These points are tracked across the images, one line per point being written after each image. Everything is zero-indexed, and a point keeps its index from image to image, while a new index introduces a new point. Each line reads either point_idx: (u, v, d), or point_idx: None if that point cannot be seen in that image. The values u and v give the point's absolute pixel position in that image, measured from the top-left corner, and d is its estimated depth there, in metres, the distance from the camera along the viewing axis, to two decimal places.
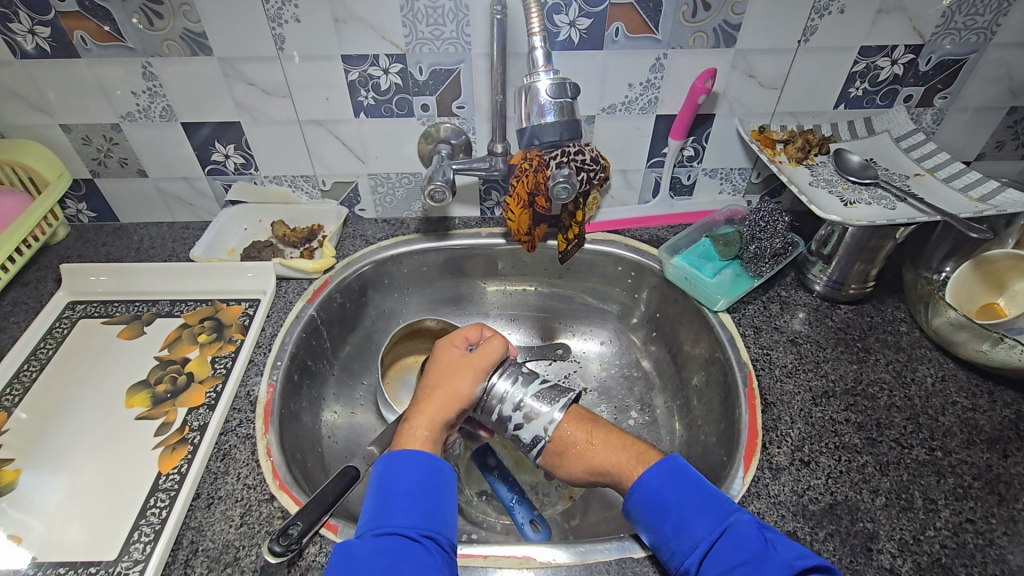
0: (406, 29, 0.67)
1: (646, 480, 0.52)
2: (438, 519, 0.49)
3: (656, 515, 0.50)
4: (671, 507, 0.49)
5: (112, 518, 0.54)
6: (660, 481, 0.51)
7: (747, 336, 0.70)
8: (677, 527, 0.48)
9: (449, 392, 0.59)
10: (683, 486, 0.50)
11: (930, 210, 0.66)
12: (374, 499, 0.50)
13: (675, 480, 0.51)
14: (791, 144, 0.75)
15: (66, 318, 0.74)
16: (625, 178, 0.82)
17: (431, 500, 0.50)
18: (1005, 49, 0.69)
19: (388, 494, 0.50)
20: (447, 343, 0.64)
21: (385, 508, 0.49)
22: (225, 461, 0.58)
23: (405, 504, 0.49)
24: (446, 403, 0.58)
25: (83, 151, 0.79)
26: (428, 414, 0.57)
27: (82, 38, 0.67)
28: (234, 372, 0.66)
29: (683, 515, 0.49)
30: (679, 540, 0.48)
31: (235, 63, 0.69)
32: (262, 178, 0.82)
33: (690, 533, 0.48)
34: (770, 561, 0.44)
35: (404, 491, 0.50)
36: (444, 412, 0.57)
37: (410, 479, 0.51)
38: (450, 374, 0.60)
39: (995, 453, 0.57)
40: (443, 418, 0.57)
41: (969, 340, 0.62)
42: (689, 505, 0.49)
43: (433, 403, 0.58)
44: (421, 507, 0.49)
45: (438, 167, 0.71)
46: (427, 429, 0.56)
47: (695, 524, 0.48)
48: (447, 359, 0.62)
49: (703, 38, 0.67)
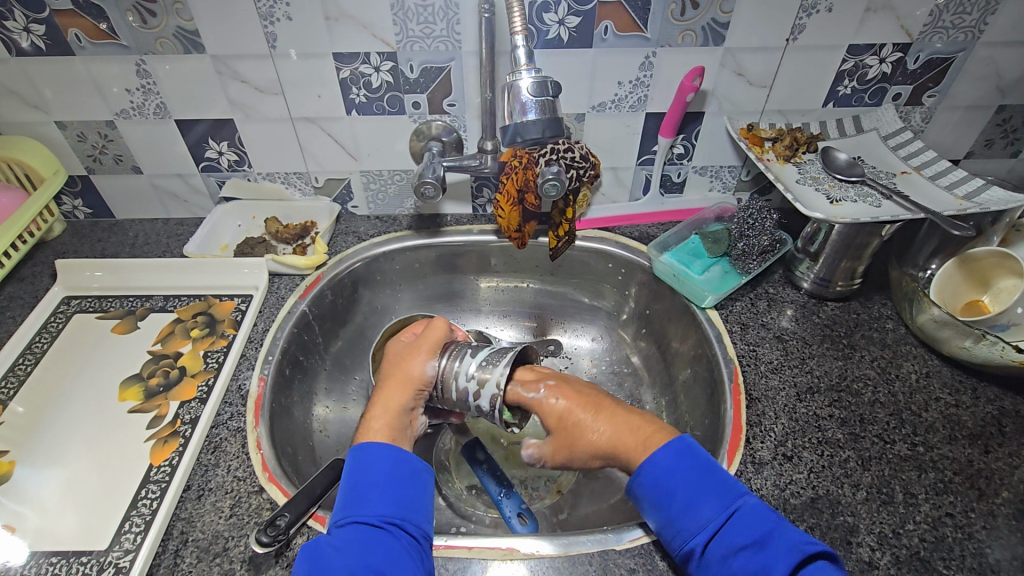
0: (397, 27, 0.67)
1: (657, 459, 0.52)
2: (409, 508, 0.50)
3: (663, 496, 0.50)
4: (679, 488, 0.50)
5: (104, 509, 0.55)
6: (671, 461, 0.51)
7: (733, 333, 0.70)
8: (685, 509, 0.49)
9: (400, 380, 0.59)
10: (693, 467, 0.51)
11: (914, 208, 0.66)
12: (346, 491, 0.51)
13: (684, 460, 0.51)
14: (779, 142, 0.76)
15: (61, 312, 0.75)
16: (615, 175, 0.83)
17: (401, 489, 0.51)
18: (992, 48, 0.69)
19: (359, 485, 0.51)
20: (392, 340, 0.66)
21: (357, 499, 0.50)
22: (216, 454, 0.59)
23: (377, 494, 0.50)
24: (400, 388, 0.59)
25: (78, 148, 0.79)
26: (383, 402, 0.58)
27: (76, 35, 0.68)
28: (226, 366, 0.66)
29: (691, 496, 0.49)
30: (686, 521, 0.48)
31: (228, 61, 0.70)
32: (255, 175, 0.83)
33: (697, 514, 0.48)
34: (780, 544, 0.45)
35: (372, 482, 0.51)
36: (397, 398, 0.58)
37: (379, 470, 0.51)
38: (399, 362, 0.61)
39: (976, 448, 0.58)
40: (398, 403, 0.58)
41: (953, 336, 0.63)
42: (699, 487, 0.49)
43: (386, 391, 0.59)
44: (392, 497, 0.50)
45: (429, 164, 0.72)
46: (383, 418, 0.56)
47: (705, 505, 0.48)
48: (394, 353, 0.64)
49: (692, 36, 0.68)
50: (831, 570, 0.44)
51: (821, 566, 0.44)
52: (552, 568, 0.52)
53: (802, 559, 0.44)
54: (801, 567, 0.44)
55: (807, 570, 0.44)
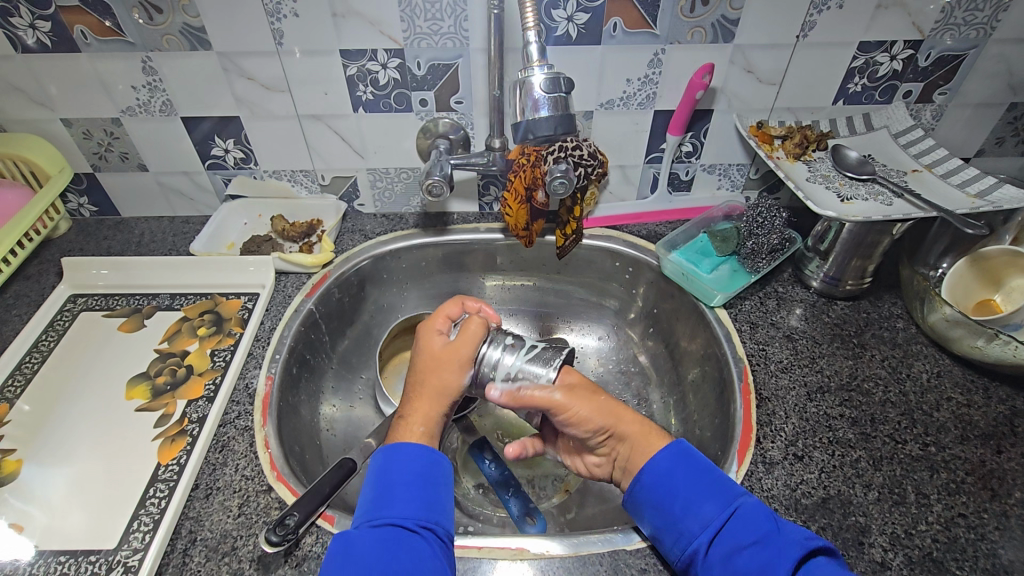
0: (404, 24, 0.67)
1: (655, 464, 0.52)
2: (436, 510, 0.50)
3: (665, 498, 0.50)
4: (680, 489, 0.50)
5: (112, 508, 0.55)
6: (669, 463, 0.52)
7: (743, 332, 0.70)
8: (686, 509, 0.49)
9: (438, 386, 0.57)
10: (692, 469, 0.51)
11: (926, 206, 0.66)
12: (372, 489, 0.51)
13: (683, 462, 0.52)
14: (789, 140, 0.76)
15: (67, 311, 0.75)
16: (623, 173, 0.82)
17: (430, 490, 0.51)
18: (1004, 44, 0.68)
19: (387, 484, 0.50)
20: (427, 329, 0.61)
21: (385, 498, 0.49)
22: (223, 453, 0.59)
23: (406, 495, 0.50)
24: (436, 396, 0.57)
25: (84, 146, 0.79)
26: (422, 410, 0.56)
27: (82, 32, 0.67)
28: (233, 365, 0.66)
29: (693, 496, 0.50)
30: (688, 521, 0.49)
31: (234, 58, 0.70)
32: (261, 173, 0.83)
33: (699, 514, 0.48)
34: (781, 540, 0.45)
35: (402, 482, 0.50)
36: (436, 406, 0.56)
37: (409, 470, 0.51)
38: (439, 363, 0.58)
39: (988, 449, 0.58)
40: (437, 413, 0.56)
41: (965, 336, 0.62)
42: (699, 487, 0.50)
43: (425, 397, 0.56)
44: (419, 498, 0.50)
45: (436, 162, 0.72)
46: (423, 425, 0.55)
47: (705, 504, 0.49)
48: (430, 350, 0.59)
49: (701, 33, 0.67)
50: (835, 565, 0.44)
51: (825, 562, 0.44)
52: (562, 568, 0.51)
53: (805, 554, 0.44)
54: (805, 562, 0.44)
55: (811, 565, 0.44)
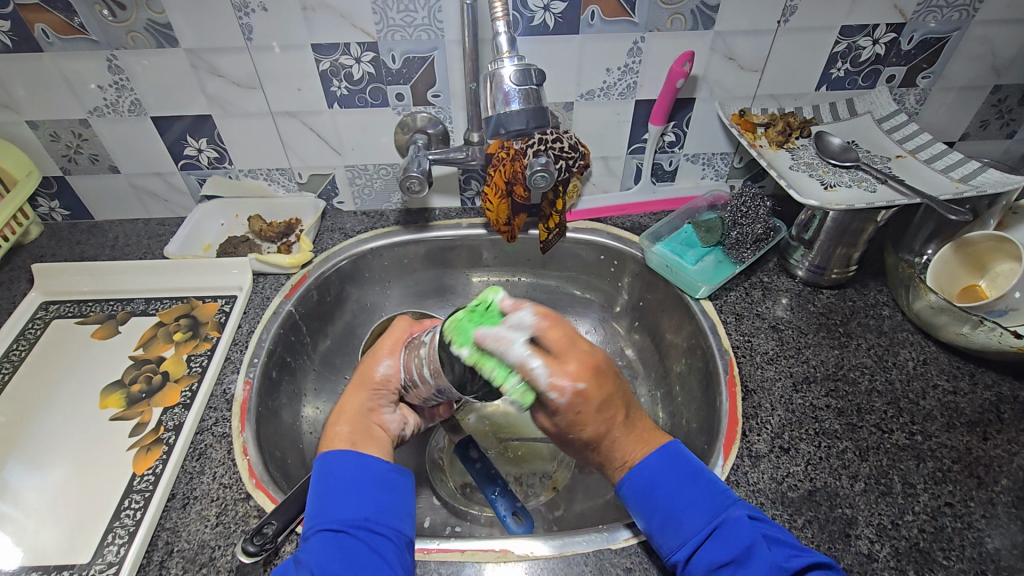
0: (377, 16, 0.65)
1: (641, 468, 0.49)
2: (387, 509, 0.49)
3: (646, 507, 0.48)
4: (660, 501, 0.48)
5: (87, 520, 0.53)
6: (651, 473, 0.49)
7: (728, 323, 0.69)
8: (667, 522, 0.47)
9: (360, 380, 0.58)
10: (674, 480, 0.48)
11: (910, 193, 0.65)
12: (316, 498, 0.49)
13: (665, 473, 0.49)
14: (772, 127, 0.74)
15: (39, 318, 0.73)
16: (606, 165, 0.81)
17: (377, 490, 0.50)
18: (988, 26, 0.67)
19: (331, 490, 0.49)
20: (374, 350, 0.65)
21: (329, 504, 0.48)
22: (201, 461, 0.57)
23: (340, 500, 0.49)
24: (360, 389, 0.58)
25: (51, 148, 0.77)
26: (345, 407, 0.56)
27: (43, 31, 0.65)
28: (210, 370, 0.65)
29: (673, 509, 0.47)
30: (669, 530, 0.47)
31: (203, 54, 0.68)
32: (236, 172, 0.81)
33: (680, 529, 0.46)
34: (763, 562, 0.43)
35: (335, 487, 0.49)
36: (358, 400, 0.57)
37: (349, 474, 0.50)
38: (366, 362, 0.60)
39: (975, 436, 0.57)
40: (357, 407, 0.56)
41: (950, 323, 0.61)
42: (684, 497, 0.48)
43: (348, 394, 0.58)
44: (353, 501, 0.49)
45: (414, 157, 0.70)
46: (345, 425, 0.54)
47: (689, 517, 0.47)
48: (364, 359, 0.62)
49: (681, 20, 0.66)
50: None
51: None
52: (548, 570, 0.51)
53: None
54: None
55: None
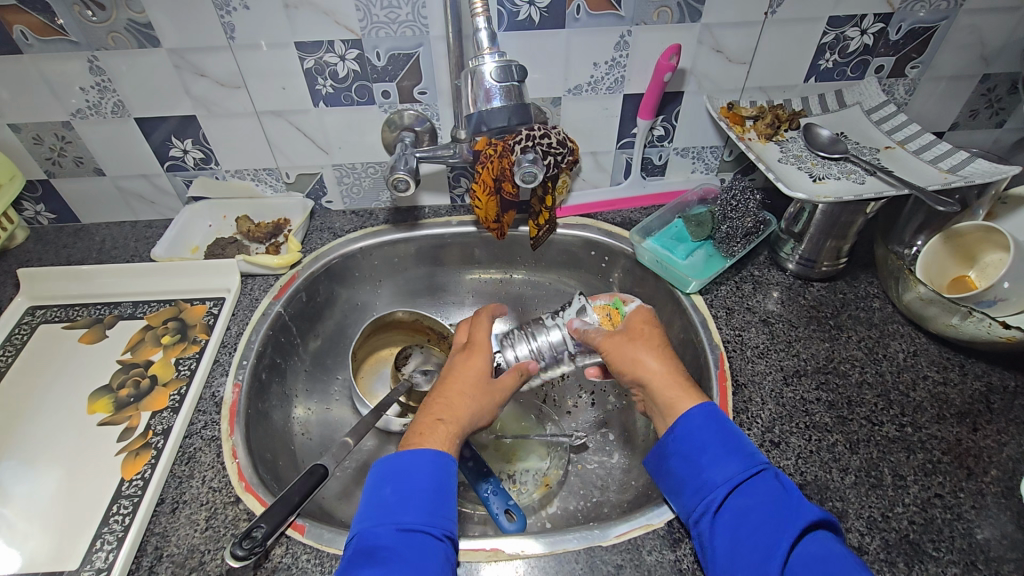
0: (360, 13, 0.64)
1: (690, 416, 0.53)
2: (452, 518, 0.49)
3: (694, 451, 0.51)
4: (709, 445, 0.51)
5: (76, 527, 0.53)
6: (703, 421, 0.52)
7: (719, 318, 0.69)
8: (713, 462, 0.50)
9: (483, 404, 0.57)
10: (724, 430, 0.52)
11: (899, 184, 0.65)
12: (391, 493, 0.49)
13: (716, 422, 0.52)
14: (760, 120, 0.74)
15: (26, 324, 0.72)
16: (595, 160, 0.81)
17: (447, 499, 0.50)
18: (976, 15, 0.67)
19: (405, 490, 0.49)
20: (480, 344, 0.61)
21: (403, 502, 0.48)
22: (190, 465, 0.57)
23: (427, 503, 0.48)
24: (478, 413, 0.57)
25: (35, 151, 0.76)
26: (466, 422, 0.55)
27: (22, 32, 0.64)
28: (198, 374, 0.65)
29: (721, 454, 0.50)
30: (710, 472, 0.50)
31: (186, 54, 0.67)
32: (223, 173, 0.80)
33: (724, 469, 0.49)
34: (798, 506, 0.45)
35: (423, 488, 0.49)
36: (474, 423, 0.56)
37: (429, 475, 0.50)
38: (491, 387, 0.59)
39: (964, 427, 0.57)
40: (471, 430, 0.56)
41: (940, 314, 0.61)
42: (727, 446, 0.51)
43: (469, 412, 0.56)
44: (438, 507, 0.49)
45: (401, 155, 0.69)
46: (460, 437, 0.54)
47: (730, 461, 0.50)
48: (483, 367, 0.59)
49: (668, 13, 0.65)
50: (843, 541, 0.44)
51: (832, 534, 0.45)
52: (540, 569, 0.50)
53: (814, 523, 0.45)
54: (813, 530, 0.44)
55: (822, 535, 0.44)
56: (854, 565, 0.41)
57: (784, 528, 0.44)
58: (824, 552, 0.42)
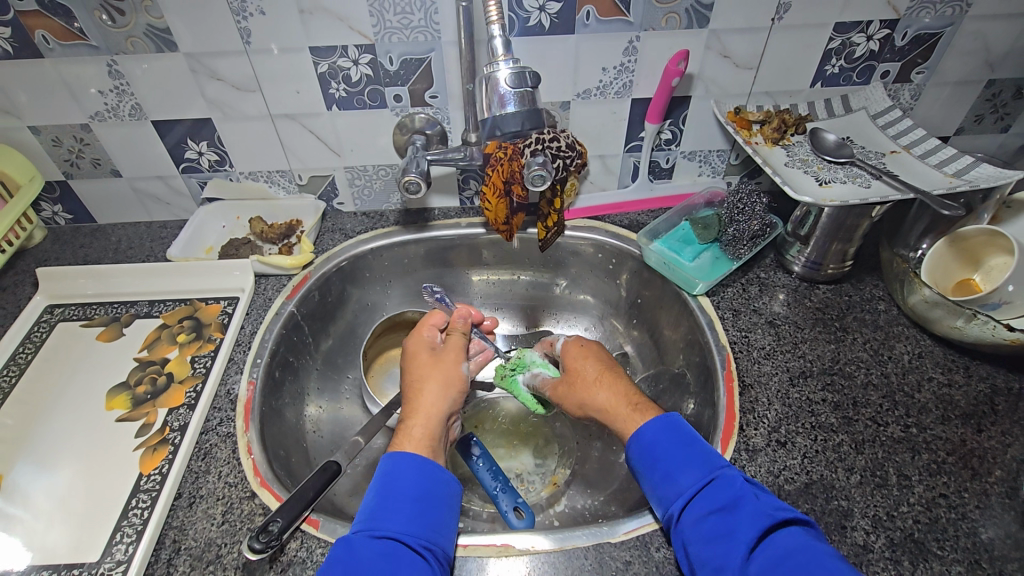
0: (374, 19, 0.65)
1: (640, 434, 0.55)
2: (437, 530, 0.49)
3: (648, 466, 0.53)
4: (662, 457, 0.52)
5: (96, 521, 0.54)
6: (654, 435, 0.54)
7: (725, 319, 0.70)
8: (666, 477, 0.51)
9: (431, 392, 0.60)
10: (676, 441, 0.53)
11: (904, 188, 0.66)
12: (375, 497, 0.50)
13: (667, 433, 0.54)
14: (767, 124, 0.75)
15: (44, 322, 0.74)
16: (603, 163, 0.82)
17: (432, 508, 0.51)
18: (981, 21, 0.68)
19: (390, 496, 0.50)
20: (416, 334, 0.68)
21: (387, 505, 0.49)
22: (205, 460, 0.58)
23: (408, 513, 0.49)
24: (437, 392, 0.60)
25: (54, 153, 0.78)
26: (422, 413, 0.58)
27: (43, 37, 0.66)
28: (213, 372, 0.66)
29: (672, 468, 0.51)
30: (664, 489, 0.51)
31: (202, 58, 0.68)
32: (237, 174, 0.82)
33: (677, 483, 0.50)
34: (750, 511, 0.46)
35: (406, 496, 0.50)
36: (435, 410, 0.59)
37: (410, 483, 0.51)
38: (439, 374, 0.62)
39: (969, 428, 0.58)
40: (437, 417, 0.58)
41: (944, 317, 0.62)
42: (676, 458, 0.52)
43: (422, 399, 0.59)
44: (422, 517, 0.49)
45: (413, 158, 0.70)
46: (422, 427, 0.57)
47: (681, 474, 0.51)
48: (418, 357, 0.64)
49: (676, 19, 0.66)
50: (801, 536, 0.44)
51: (797, 532, 0.45)
52: (549, 564, 0.51)
53: (771, 525, 0.45)
54: (769, 533, 0.45)
55: (775, 537, 0.44)
56: (803, 564, 0.41)
57: (734, 535, 0.45)
58: (781, 555, 0.43)
